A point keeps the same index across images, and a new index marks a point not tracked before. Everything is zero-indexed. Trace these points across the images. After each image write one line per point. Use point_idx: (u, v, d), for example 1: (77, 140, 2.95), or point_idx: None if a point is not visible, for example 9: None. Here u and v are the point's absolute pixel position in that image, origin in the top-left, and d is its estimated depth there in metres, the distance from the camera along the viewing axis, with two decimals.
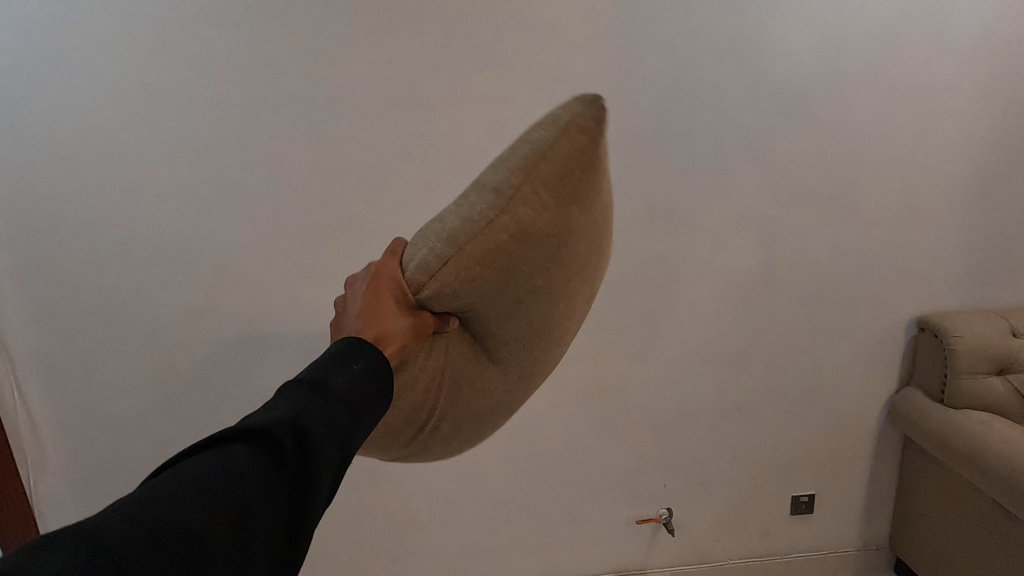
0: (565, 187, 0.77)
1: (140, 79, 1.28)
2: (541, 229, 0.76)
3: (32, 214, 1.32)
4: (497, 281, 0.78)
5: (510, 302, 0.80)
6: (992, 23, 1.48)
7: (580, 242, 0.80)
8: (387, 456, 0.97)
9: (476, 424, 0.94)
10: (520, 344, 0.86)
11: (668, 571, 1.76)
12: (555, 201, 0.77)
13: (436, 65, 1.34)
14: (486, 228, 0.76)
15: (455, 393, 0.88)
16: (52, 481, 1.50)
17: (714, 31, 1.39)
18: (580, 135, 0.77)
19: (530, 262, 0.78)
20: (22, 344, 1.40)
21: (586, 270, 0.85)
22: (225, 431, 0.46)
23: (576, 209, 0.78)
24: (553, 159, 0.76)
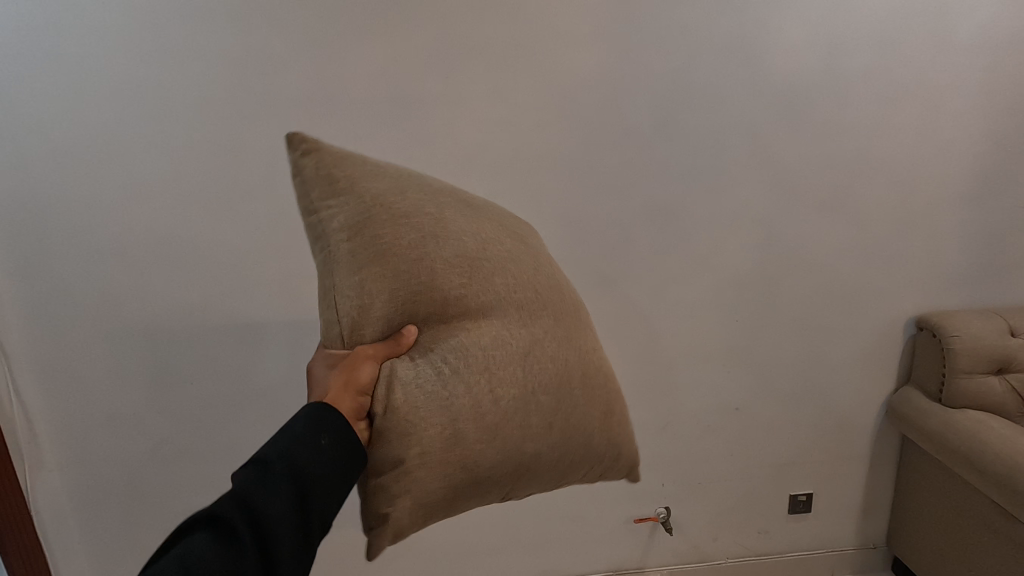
0: (341, 182, 0.90)
1: (129, 86, 1.24)
2: (360, 215, 0.88)
3: (27, 222, 1.29)
4: (386, 267, 0.86)
5: (413, 267, 0.88)
6: (997, 20, 1.45)
7: (395, 197, 0.92)
8: (497, 473, 0.92)
9: (542, 378, 0.93)
10: (468, 280, 0.90)
11: (667, 569, 1.79)
12: (345, 193, 0.89)
13: (430, 68, 1.31)
14: (332, 249, 0.88)
15: (487, 369, 0.89)
16: (49, 488, 1.46)
17: (714, 31, 1.36)
18: (305, 158, 0.92)
19: (383, 232, 0.87)
20: (21, 351, 1.36)
21: (434, 203, 0.95)
22: (194, 516, 0.60)
23: (365, 184, 0.91)
24: (311, 187, 0.91)
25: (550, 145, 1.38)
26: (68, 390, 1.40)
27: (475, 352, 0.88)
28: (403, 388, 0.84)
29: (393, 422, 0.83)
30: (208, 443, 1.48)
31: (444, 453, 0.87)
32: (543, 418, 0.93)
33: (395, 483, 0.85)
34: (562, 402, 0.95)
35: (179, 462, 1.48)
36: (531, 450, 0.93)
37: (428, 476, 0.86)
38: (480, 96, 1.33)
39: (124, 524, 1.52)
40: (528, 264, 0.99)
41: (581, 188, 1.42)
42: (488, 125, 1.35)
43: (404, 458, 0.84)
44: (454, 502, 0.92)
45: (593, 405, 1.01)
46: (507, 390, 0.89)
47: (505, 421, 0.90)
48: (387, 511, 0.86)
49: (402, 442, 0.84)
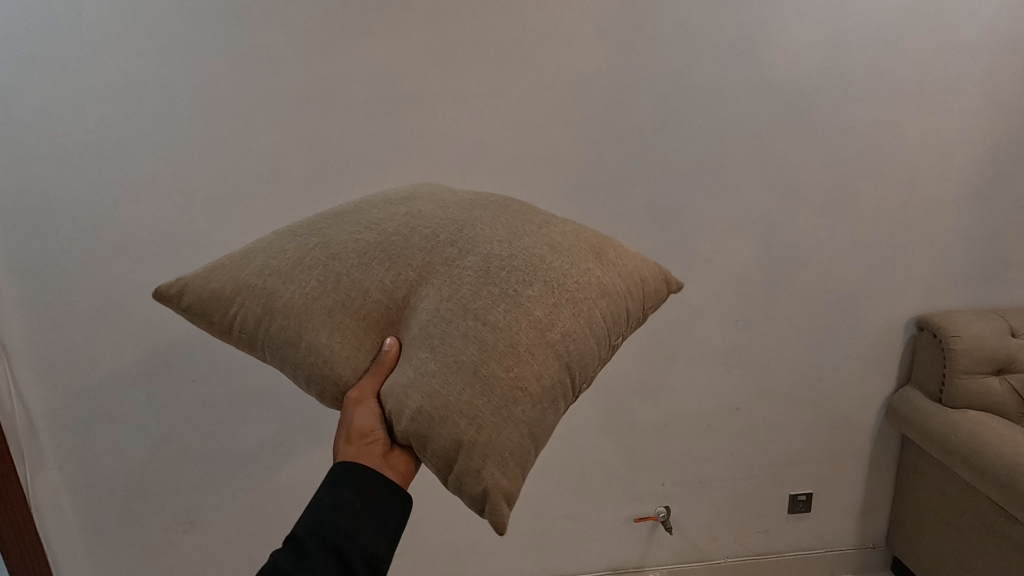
0: (222, 288, 0.85)
1: (129, 81, 1.24)
2: (262, 297, 0.83)
3: (25, 217, 1.28)
4: (321, 309, 0.81)
5: (342, 291, 0.82)
6: (998, 20, 1.44)
7: (270, 255, 0.86)
8: (557, 376, 0.78)
9: (521, 271, 0.81)
10: (386, 254, 0.84)
11: (666, 568, 1.79)
12: (235, 293, 0.85)
13: (429, 67, 1.30)
14: (267, 340, 0.83)
15: (465, 305, 0.78)
16: (49, 484, 1.46)
17: (714, 30, 1.35)
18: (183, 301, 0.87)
19: (290, 291, 0.82)
20: (21, 346, 1.36)
21: (311, 230, 0.89)
22: None
23: (242, 271, 0.86)
24: (208, 315, 0.86)
25: (551, 143, 1.38)
26: (69, 387, 1.40)
27: (445, 302, 0.79)
28: (407, 390, 0.75)
29: (421, 419, 0.73)
30: (210, 441, 1.48)
31: (488, 398, 0.73)
32: (557, 293, 0.80)
33: (470, 458, 0.71)
34: (561, 274, 0.82)
35: (181, 459, 1.49)
36: (569, 331, 0.79)
37: (487, 426, 0.72)
38: (481, 96, 1.33)
39: (126, 521, 1.52)
40: (429, 204, 0.91)
41: (581, 188, 1.42)
42: (487, 124, 1.35)
43: (460, 435, 0.72)
44: (543, 432, 0.78)
45: (596, 250, 0.88)
46: (496, 306, 0.78)
47: (520, 330, 0.77)
48: (482, 490, 0.71)
49: (438, 425, 0.72)
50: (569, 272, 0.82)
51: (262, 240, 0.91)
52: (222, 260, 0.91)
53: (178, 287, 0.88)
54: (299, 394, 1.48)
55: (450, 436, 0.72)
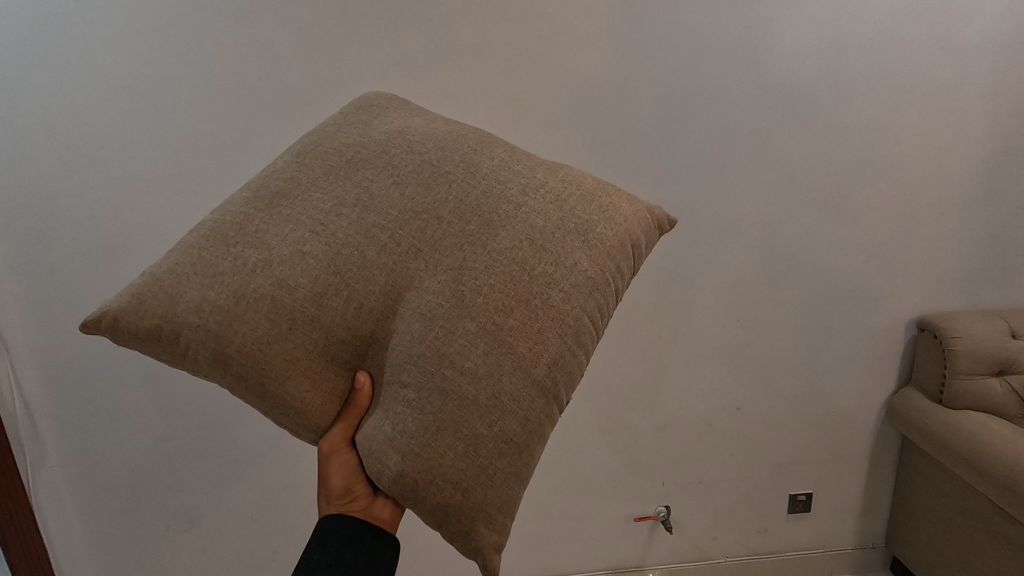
0: (156, 326, 0.73)
1: (130, 78, 1.24)
2: (208, 341, 0.73)
3: (25, 215, 1.28)
4: (281, 354, 0.74)
5: (301, 330, 0.75)
6: (1000, 21, 1.44)
7: (207, 283, 0.74)
8: (543, 409, 0.75)
9: (496, 295, 0.75)
10: (346, 276, 0.76)
11: (666, 567, 1.79)
12: (174, 332, 0.73)
13: (430, 65, 1.30)
14: (224, 384, 0.75)
15: (441, 348, 0.73)
16: (50, 482, 1.46)
17: (715, 29, 1.35)
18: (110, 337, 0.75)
19: (241, 336, 0.73)
20: (21, 344, 1.36)
21: (248, 240, 0.76)
22: None
23: (176, 305, 0.74)
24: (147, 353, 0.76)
25: (553, 142, 1.38)
26: (68, 386, 1.40)
27: (419, 343, 0.74)
28: (387, 450, 0.72)
29: (404, 483, 0.70)
30: (211, 440, 1.48)
31: (473, 457, 0.71)
32: (538, 320, 0.75)
33: (458, 523, 0.70)
34: (542, 290, 0.76)
35: (181, 458, 1.49)
36: (555, 359, 0.75)
37: (472, 485, 0.71)
38: (482, 95, 1.33)
39: (127, 519, 1.52)
40: (386, 186, 0.81)
41: None
42: (489, 122, 1.35)
43: (445, 501, 0.70)
44: (533, 463, 0.76)
45: (578, 231, 0.80)
46: (474, 350, 0.73)
47: (504, 373, 0.73)
48: (475, 547, 0.71)
49: (420, 490, 0.70)
50: (549, 286, 0.76)
51: (190, 248, 0.77)
52: (146, 277, 0.77)
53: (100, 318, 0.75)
54: None
55: (435, 501, 0.70)
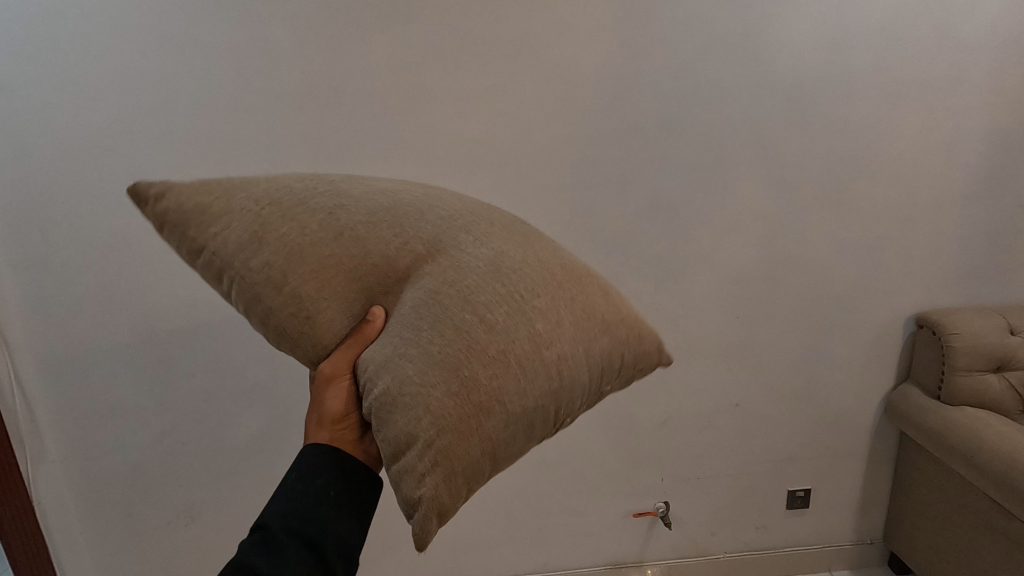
0: (208, 203, 0.76)
1: (131, 72, 1.24)
2: (246, 231, 0.75)
3: (26, 209, 1.28)
4: (312, 258, 0.75)
5: (336, 251, 0.76)
6: (1000, 18, 1.44)
7: (275, 187, 0.79)
8: (540, 400, 0.72)
9: (529, 280, 0.76)
10: (396, 225, 0.79)
11: (665, 563, 1.80)
12: (219, 217, 0.75)
13: (431, 60, 1.30)
14: (240, 271, 0.74)
15: (466, 295, 0.73)
16: (51, 477, 1.46)
17: (716, 25, 1.35)
18: (156, 207, 0.77)
19: (286, 229, 0.75)
20: (22, 339, 1.36)
21: (324, 181, 0.83)
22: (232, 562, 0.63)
23: (238, 194, 0.77)
24: (173, 228, 0.76)
25: (554, 138, 1.38)
26: (69, 382, 1.41)
27: (445, 286, 0.74)
28: (384, 367, 0.71)
29: (388, 397, 0.69)
30: (212, 435, 1.48)
31: (462, 401, 0.68)
32: (560, 315, 0.75)
33: (421, 458, 0.67)
34: (569, 295, 0.77)
35: (181, 453, 1.49)
36: (562, 352, 0.73)
37: (453, 428, 0.68)
38: (483, 90, 1.33)
39: (126, 515, 1.52)
40: (451, 196, 0.87)
41: (583, 183, 1.42)
42: (488, 116, 1.35)
43: (418, 431, 0.67)
44: (504, 453, 0.72)
45: (610, 288, 0.83)
46: (497, 308, 0.73)
47: (517, 340, 0.72)
48: (417, 496, 0.67)
49: (405, 415, 0.68)
50: (576, 298, 0.77)
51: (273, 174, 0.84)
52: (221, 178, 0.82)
53: (152, 186, 0.78)
54: (301, 385, 1.48)
55: (410, 430, 0.67)
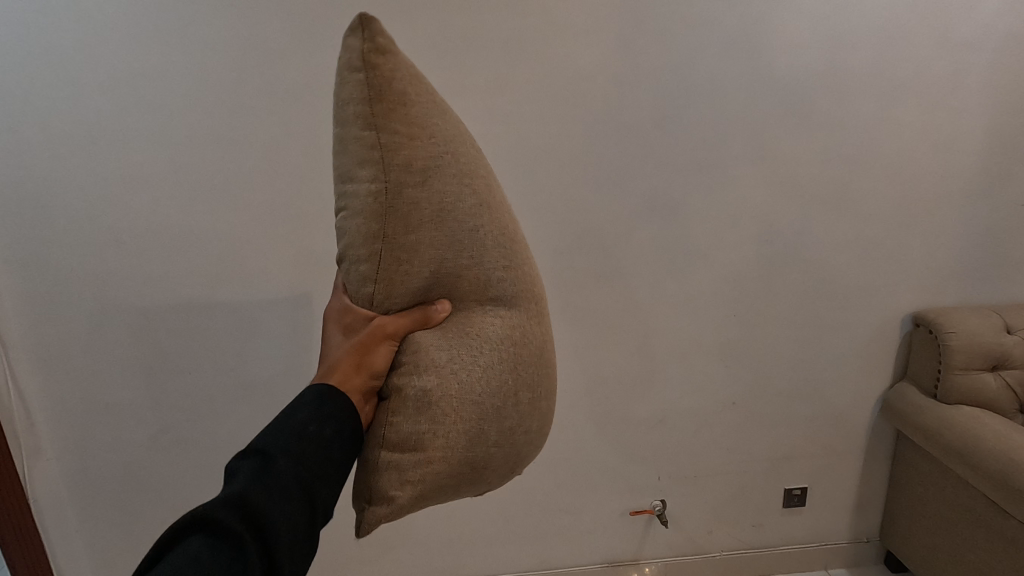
0: (412, 105, 0.72)
1: (128, 67, 1.23)
2: (420, 160, 0.72)
3: (24, 204, 1.28)
4: (436, 231, 0.74)
5: (460, 238, 0.76)
6: (998, 17, 1.44)
7: (462, 142, 0.77)
8: (496, 478, 0.82)
9: (549, 381, 0.84)
10: (512, 264, 0.79)
11: (661, 561, 1.80)
12: (408, 123, 0.72)
13: (429, 56, 1.30)
14: (388, 190, 0.72)
15: (518, 365, 0.79)
16: (47, 476, 1.46)
17: (715, 23, 1.35)
18: (369, 63, 0.70)
19: (445, 191, 0.74)
20: (19, 338, 1.36)
21: (486, 165, 0.81)
22: (230, 492, 0.58)
23: (436, 119, 0.74)
24: (358, 86, 0.71)
25: (552, 136, 1.38)
26: (67, 380, 1.41)
27: (508, 342, 0.78)
28: (436, 371, 0.75)
29: (424, 403, 0.73)
30: (208, 432, 1.48)
31: (466, 449, 0.75)
32: (544, 423, 0.85)
33: (414, 472, 0.73)
34: (555, 408, 0.87)
35: (178, 451, 1.49)
36: (526, 448, 0.83)
37: (452, 464, 0.75)
38: (482, 88, 1.33)
39: (122, 512, 1.52)
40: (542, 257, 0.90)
41: (581, 181, 1.42)
42: (487, 114, 1.35)
43: (427, 447, 0.73)
44: (451, 495, 0.80)
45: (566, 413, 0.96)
46: (528, 391, 0.80)
47: (522, 427, 0.79)
48: (390, 494, 0.73)
49: (430, 426, 0.73)
50: (555, 414, 0.88)
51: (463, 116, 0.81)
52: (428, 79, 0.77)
53: (383, 34, 0.71)
54: (298, 383, 1.47)
55: (424, 438, 0.73)
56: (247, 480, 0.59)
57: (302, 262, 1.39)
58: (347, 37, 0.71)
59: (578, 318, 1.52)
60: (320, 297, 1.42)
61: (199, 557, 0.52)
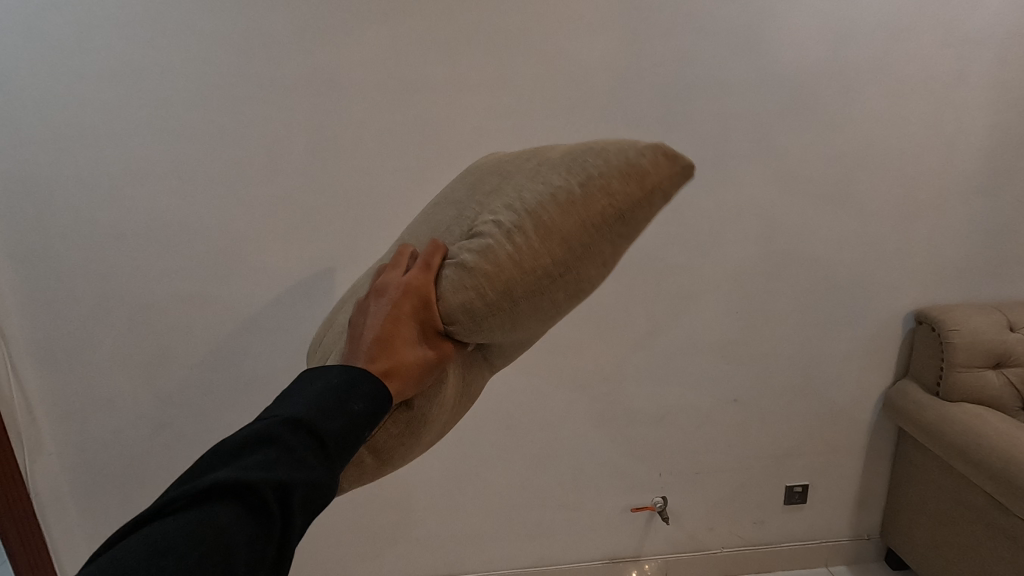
0: (625, 246, 0.77)
1: (130, 61, 1.23)
2: (587, 280, 0.77)
3: (24, 199, 1.28)
4: (536, 321, 0.79)
5: (536, 330, 0.82)
6: (1002, 14, 1.44)
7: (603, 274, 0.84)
8: None
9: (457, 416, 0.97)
10: (521, 348, 0.90)
11: (662, 557, 1.80)
12: (614, 252, 0.76)
13: (431, 49, 1.29)
14: (553, 279, 0.75)
15: (465, 408, 0.90)
16: (48, 471, 1.46)
17: (719, 19, 1.35)
18: (653, 197, 0.73)
19: (571, 304, 0.80)
20: (20, 333, 1.36)
21: None
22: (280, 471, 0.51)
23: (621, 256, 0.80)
24: (626, 198, 0.72)
25: (555, 131, 1.37)
26: (68, 374, 1.40)
27: (472, 393, 0.89)
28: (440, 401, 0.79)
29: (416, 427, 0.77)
30: (209, 427, 1.48)
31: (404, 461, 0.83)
32: None
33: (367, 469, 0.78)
34: None
35: (179, 446, 1.49)
36: None
37: (391, 471, 0.81)
38: (484, 82, 1.32)
39: (122, 507, 1.52)
40: None
41: None
42: (490, 108, 1.34)
43: (389, 458, 0.78)
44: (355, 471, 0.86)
45: None
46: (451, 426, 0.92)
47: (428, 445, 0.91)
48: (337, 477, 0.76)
49: (405, 445, 0.78)
50: None
51: None
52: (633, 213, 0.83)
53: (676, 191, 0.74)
54: None
55: (394, 449, 0.77)
56: (299, 466, 0.53)
57: (303, 256, 1.39)
58: (666, 165, 0.72)
59: (579, 313, 1.51)
60: (321, 293, 1.42)
61: (224, 535, 0.46)
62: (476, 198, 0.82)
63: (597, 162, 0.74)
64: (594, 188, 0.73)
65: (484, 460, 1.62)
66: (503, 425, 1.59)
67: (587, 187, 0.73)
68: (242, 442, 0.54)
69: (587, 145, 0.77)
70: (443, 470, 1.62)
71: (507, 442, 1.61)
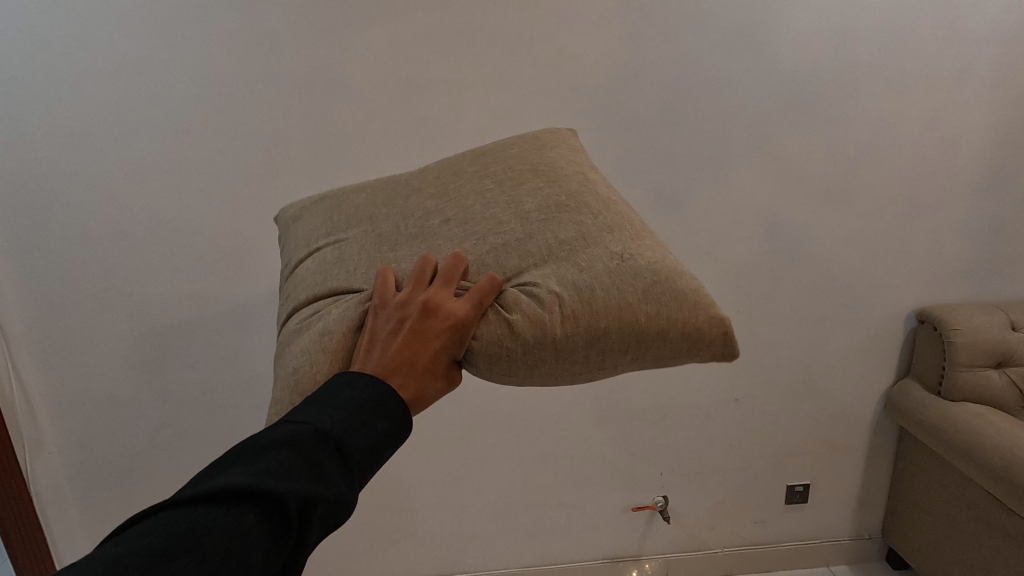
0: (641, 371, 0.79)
1: (130, 60, 1.23)
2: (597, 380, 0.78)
3: (24, 198, 1.28)
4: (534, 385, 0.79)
5: None
6: (1005, 12, 1.43)
7: None
8: None
9: None
10: None
11: (663, 557, 1.80)
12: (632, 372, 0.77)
13: (432, 48, 1.29)
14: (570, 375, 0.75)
15: None
16: (49, 469, 1.46)
17: (720, 17, 1.34)
18: (691, 355, 0.74)
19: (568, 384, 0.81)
20: (20, 332, 1.36)
21: None
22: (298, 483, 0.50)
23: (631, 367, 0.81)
24: (671, 348, 0.73)
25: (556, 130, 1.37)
26: (68, 373, 1.41)
27: None
28: None
29: None
30: (209, 426, 1.48)
31: None
32: None
33: None
34: None
35: (179, 444, 1.49)
36: None
37: None
38: (484, 81, 1.32)
39: (122, 506, 1.52)
40: None
41: None
42: (491, 107, 1.34)
43: None
44: None
45: None
46: None
47: None
48: None
49: None
50: None
51: None
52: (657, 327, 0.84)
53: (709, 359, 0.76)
54: None
55: None
56: (317, 484, 0.52)
57: None
58: (720, 342, 0.73)
59: None
60: None
61: (238, 543, 0.46)
62: (548, 237, 0.78)
63: (673, 299, 0.72)
64: (654, 322, 0.72)
65: (485, 459, 1.62)
66: (503, 424, 1.59)
67: (650, 316, 0.71)
68: (261, 445, 0.53)
69: (673, 273, 0.74)
70: (443, 469, 1.62)
71: (507, 441, 1.61)
